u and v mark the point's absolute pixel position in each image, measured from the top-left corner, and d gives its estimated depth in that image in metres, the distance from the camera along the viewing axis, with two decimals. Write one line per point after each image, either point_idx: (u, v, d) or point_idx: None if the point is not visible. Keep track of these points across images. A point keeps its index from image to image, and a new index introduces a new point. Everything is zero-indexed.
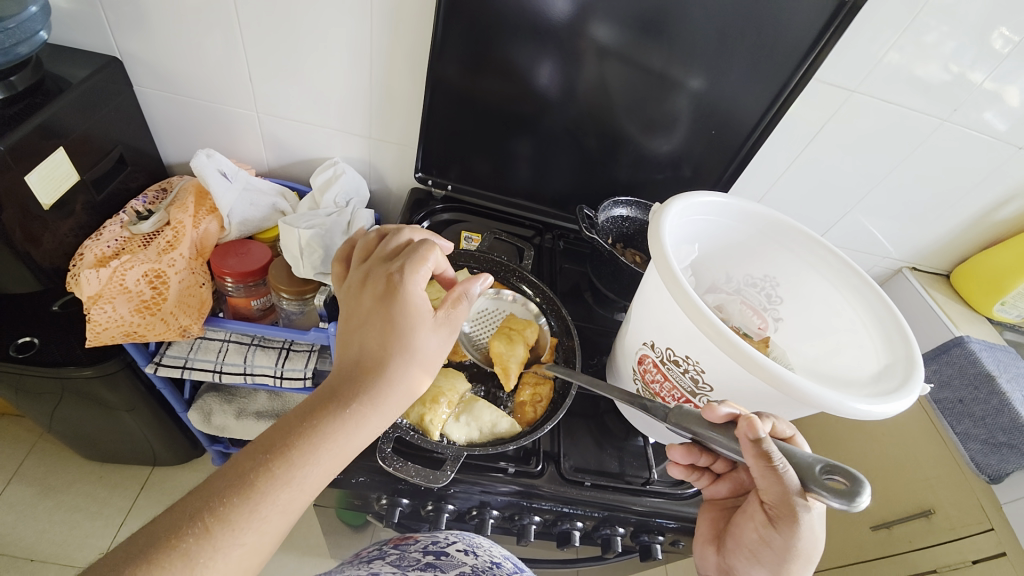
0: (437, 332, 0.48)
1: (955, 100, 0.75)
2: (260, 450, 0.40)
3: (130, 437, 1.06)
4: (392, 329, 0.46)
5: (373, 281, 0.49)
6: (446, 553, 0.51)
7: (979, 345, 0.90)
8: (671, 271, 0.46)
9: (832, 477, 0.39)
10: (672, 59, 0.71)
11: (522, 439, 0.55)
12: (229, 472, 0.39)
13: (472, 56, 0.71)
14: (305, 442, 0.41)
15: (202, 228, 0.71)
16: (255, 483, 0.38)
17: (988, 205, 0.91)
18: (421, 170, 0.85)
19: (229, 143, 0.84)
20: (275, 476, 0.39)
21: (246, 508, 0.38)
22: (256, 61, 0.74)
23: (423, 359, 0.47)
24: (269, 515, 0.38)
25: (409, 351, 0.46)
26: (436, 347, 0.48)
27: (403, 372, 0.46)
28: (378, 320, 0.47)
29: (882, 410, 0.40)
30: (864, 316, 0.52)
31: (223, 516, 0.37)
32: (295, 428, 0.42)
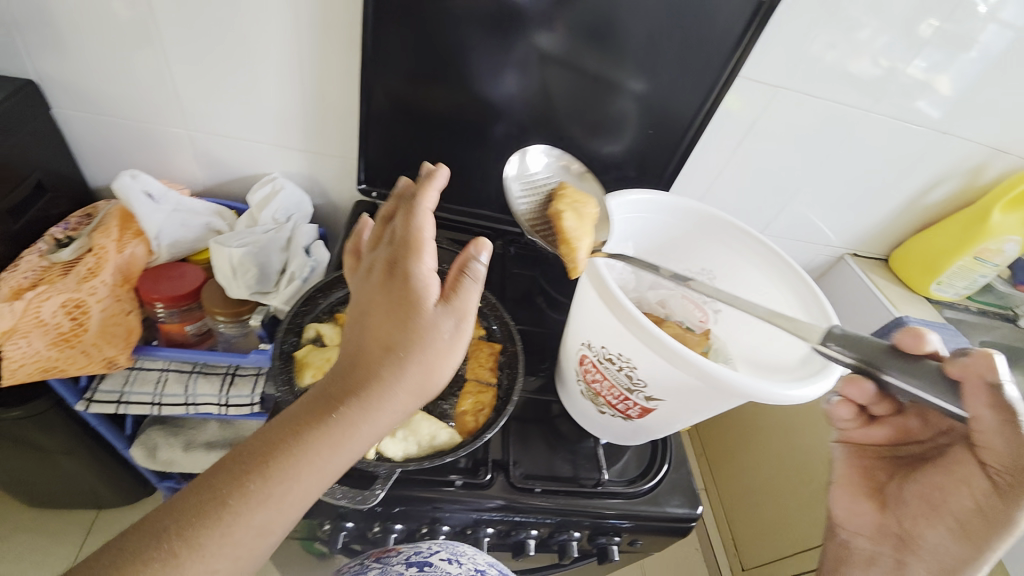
0: (434, 323, 0.42)
1: (879, 91, 0.79)
2: (237, 463, 0.39)
3: (69, 480, 1.00)
4: (388, 323, 0.42)
5: (372, 271, 0.45)
6: (428, 563, 0.51)
7: (918, 325, 0.94)
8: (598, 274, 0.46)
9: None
10: (608, 63, 0.73)
11: (459, 450, 0.54)
12: (204, 488, 0.38)
13: (410, 66, 0.70)
14: (283, 454, 0.39)
15: (127, 252, 0.67)
16: (228, 501, 0.37)
17: (920, 189, 0.95)
18: (364, 180, 0.83)
19: (160, 164, 0.81)
20: (248, 493, 0.38)
21: (219, 527, 0.36)
22: (182, 77, 0.71)
23: (419, 355, 0.41)
24: (244, 535, 0.37)
25: (402, 349, 0.41)
26: (434, 341, 0.42)
27: (394, 373, 0.41)
28: (375, 315, 0.43)
29: (804, 394, 0.41)
30: (795, 304, 0.53)
31: (193, 539, 0.36)
32: (277, 437, 0.40)
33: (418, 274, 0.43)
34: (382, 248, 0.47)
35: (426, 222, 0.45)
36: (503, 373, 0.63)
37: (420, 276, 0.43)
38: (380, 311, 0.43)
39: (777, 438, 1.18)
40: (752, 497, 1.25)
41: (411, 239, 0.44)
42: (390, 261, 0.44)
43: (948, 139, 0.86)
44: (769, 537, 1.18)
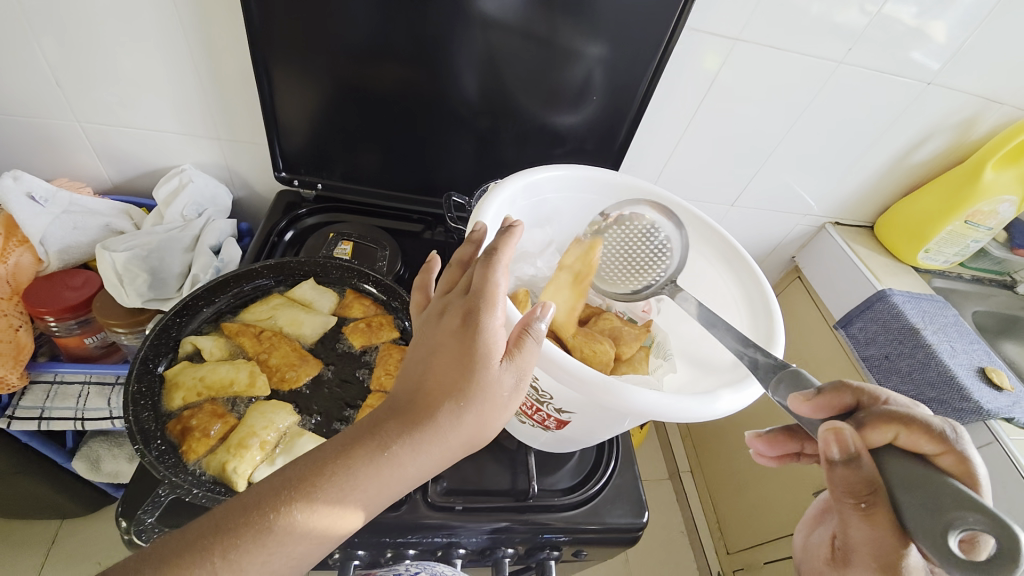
0: (493, 381, 0.34)
1: (855, 38, 0.69)
2: (283, 481, 0.32)
3: (19, 495, 0.96)
4: (456, 364, 0.34)
5: (445, 311, 0.36)
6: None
7: (903, 298, 0.86)
8: None
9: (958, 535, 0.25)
10: (552, 23, 0.63)
11: None
12: (245, 511, 0.31)
13: (317, 39, 0.62)
14: (329, 486, 0.32)
15: (11, 262, 0.62)
16: (269, 524, 0.31)
17: (905, 147, 0.86)
18: (283, 169, 0.76)
19: (58, 160, 0.74)
20: (290, 519, 0.31)
21: (255, 554, 0.30)
22: (59, 63, 0.63)
23: (474, 411, 0.34)
24: (279, 562, 0.31)
25: (458, 399, 0.34)
26: (493, 398, 0.34)
27: (450, 422, 0.34)
28: (440, 354, 0.35)
29: (713, 409, 0.35)
30: (736, 289, 0.48)
31: (234, 561, 0.30)
32: (330, 459, 0.33)
33: (489, 329, 0.34)
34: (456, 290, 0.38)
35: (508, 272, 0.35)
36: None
37: (490, 332, 0.34)
38: (446, 354, 0.35)
39: (762, 420, 1.12)
40: (738, 481, 1.20)
41: (490, 289, 0.35)
42: (466, 304, 0.36)
43: (935, 90, 0.77)
44: (755, 522, 1.14)
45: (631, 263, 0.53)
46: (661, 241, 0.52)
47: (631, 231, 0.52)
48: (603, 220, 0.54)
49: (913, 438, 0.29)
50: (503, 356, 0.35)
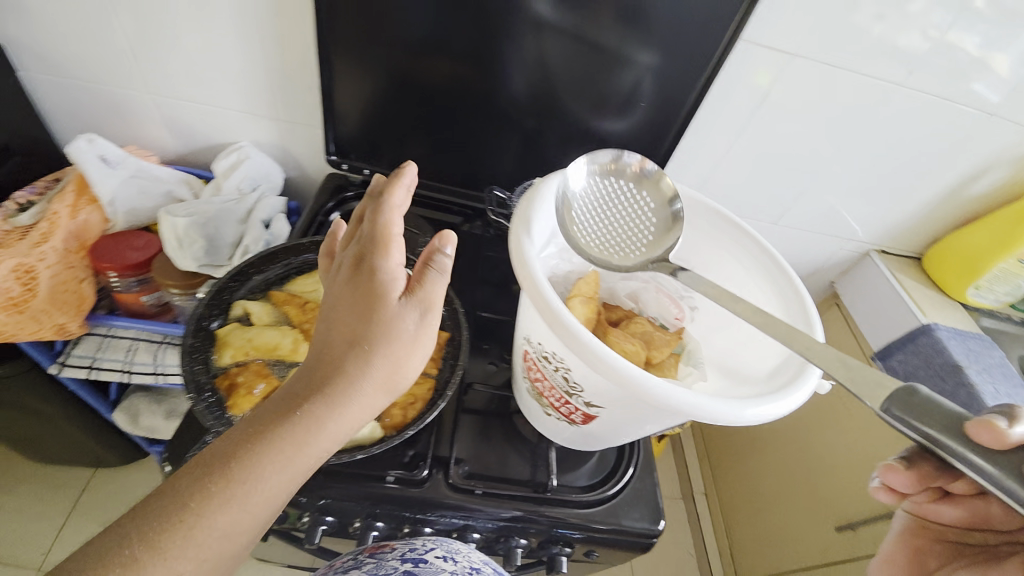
0: (398, 315, 0.40)
1: (917, 64, 0.68)
2: (202, 465, 0.36)
3: (64, 440, 1.03)
4: (358, 314, 0.40)
5: (340, 267, 0.44)
6: (424, 560, 0.50)
7: (947, 334, 0.83)
8: (536, 279, 0.40)
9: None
10: (601, 26, 0.64)
11: (373, 448, 0.47)
12: (164, 493, 0.35)
13: (378, 31, 0.65)
14: (250, 451, 0.36)
15: (81, 219, 0.65)
16: (189, 502, 0.34)
17: (960, 179, 0.83)
18: (334, 151, 0.79)
19: (131, 130, 0.78)
20: (212, 494, 0.34)
21: (179, 534, 0.33)
22: (141, 37, 0.67)
23: (384, 349, 0.40)
24: (208, 539, 0.34)
25: (367, 341, 0.39)
26: (398, 335, 0.40)
27: (361, 367, 0.39)
28: (341, 307, 0.41)
29: (753, 413, 0.35)
30: (775, 303, 0.46)
31: (155, 542, 0.33)
32: (245, 436, 0.37)
33: (385, 268, 0.42)
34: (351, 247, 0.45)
35: (399, 218, 0.42)
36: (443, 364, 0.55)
37: (387, 271, 0.41)
38: (346, 305, 0.41)
39: (784, 447, 1.10)
40: (754, 506, 1.17)
41: (376, 235, 0.42)
42: (358, 257, 0.43)
43: (999, 121, 0.74)
44: (767, 549, 1.11)
45: (621, 219, 0.52)
46: (652, 214, 0.52)
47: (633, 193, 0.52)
48: (620, 161, 0.51)
49: None
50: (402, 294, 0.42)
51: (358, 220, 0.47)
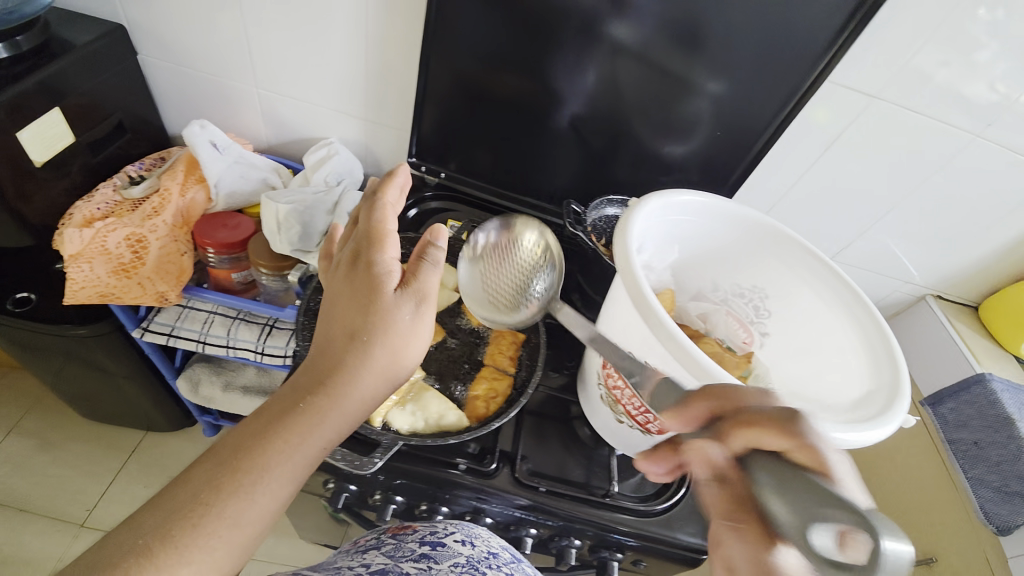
0: (392, 306, 0.44)
1: (991, 116, 0.69)
2: (214, 458, 0.39)
3: (124, 400, 1.08)
4: (356, 310, 0.44)
5: (339, 264, 0.49)
6: (442, 543, 0.50)
7: (1003, 385, 0.79)
8: (644, 293, 0.43)
9: (834, 544, 0.26)
10: (680, 57, 0.68)
11: (464, 434, 0.52)
12: (177, 486, 0.38)
13: (460, 41, 0.69)
14: (259, 442, 0.40)
15: (189, 197, 0.71)
16: (200, 494, 0.37)
17: (1022, 235, 0.83)
18: (414, 154, 0.83)
19: (230, 117, 0.84)
20: (220, 485, 0.38)
21: (188, 525, 0.36)
22: (258, 34, 0.73)
23: (382, 339, 0.43)
24: (216, 529, 0.37)
25: (366, 333, 0.43)
26: (395, 325, 0.44)
27: (361, 357, 0.43)
28: (340, 302, 0.46)
29: (855, 438, 0.37)
30: (855, 338, 0.47)
31: (167, 532, 0.35)
32: (252, 431, 0.41)
33: (381, 262, 0.46)
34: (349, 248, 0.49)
35: (389, 217, 0.48)
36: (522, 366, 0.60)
37: (382, 265, 0.46)
38: (345, 301, 0.46)
39: None
40: None
41: (369, 232, 0.47)
42: (354, 254, 0.48)
43: None
44: None
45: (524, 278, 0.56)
46: None
47: None
48: None
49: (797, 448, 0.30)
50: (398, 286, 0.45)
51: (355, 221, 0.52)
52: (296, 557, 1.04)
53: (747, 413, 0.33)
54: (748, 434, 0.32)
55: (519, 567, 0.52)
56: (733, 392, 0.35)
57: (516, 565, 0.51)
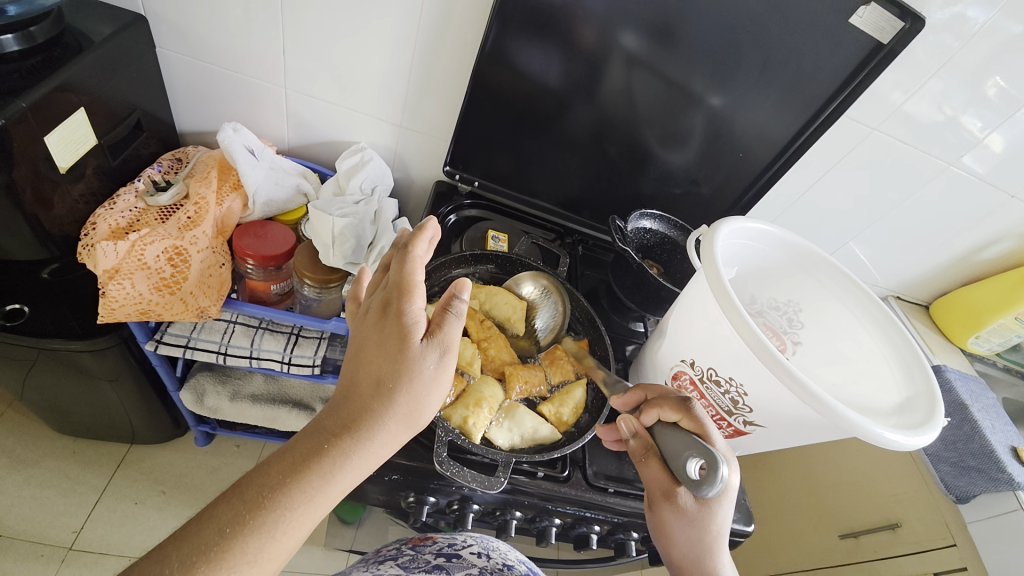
0: (419, 356, 0.43)
1: (949, 142, 0.79)
2: (238, 496, 0.38)
3: (109, 413, 0.98)
4: (383, 358, 0.43)
5: (368, 310, 0.46)
6: (457, 555, 0.51)
7: (954, 374, 0.94)
8: (740, 314, 0.46)
9: (692, 467, 0.46)
10: (698, 76, 0.73)
11: (565, 448, 0.59)
12: (199, 522, 0.36)
13: (488, 45, 0.69)
14: (279, 484, 0.38)
15: (225, 206, 0.69)
16: (224, 531, 0.36)
17: (975, 246, 0.96)
18: (449, 164, 0.83)
19: (250, 117, 0.81)
20: (245, 523, 0.37)
21: (210, 560, 0.35)
22: (292, 34, 0.70)
23: (407, 388, 0.42)
24: (236, 566, 0.36)
25: (392, 381, 0.42)
26: (419, 374, 0.43)
27: (386, 405, 0.42)
28: (366, 348, 0.44)
29: (912, 442, 0.44)
30: (887, 349, 0.55)
31: (190, 567, 0.35)
32: (274, 470, 0.39)
33: (409, 312, 0.44)
34: (379, 289, 0.47)
35: (419, 267, 0.45)
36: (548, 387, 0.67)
37: (410, 315, 0.44)
38: (373, 347, 0.44)
39: None
40: None
41: (402, 281, 0.45)
42: (384, 302, 0.45)
43: (1016, 202, 0.87)
44: (764, 557, 1.14)
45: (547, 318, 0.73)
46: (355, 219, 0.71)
47: (334, 199, 0.74)
48: (300, 196, 0.75)
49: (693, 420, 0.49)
50: (426, 336, 0.44)
51: (386, 266, 0.49)
52: (307, 567, 1.02)
53: (654, 398, 0.52)
54: (656, 412, 0.52)
55: None
56: (654, 386, 0.55)
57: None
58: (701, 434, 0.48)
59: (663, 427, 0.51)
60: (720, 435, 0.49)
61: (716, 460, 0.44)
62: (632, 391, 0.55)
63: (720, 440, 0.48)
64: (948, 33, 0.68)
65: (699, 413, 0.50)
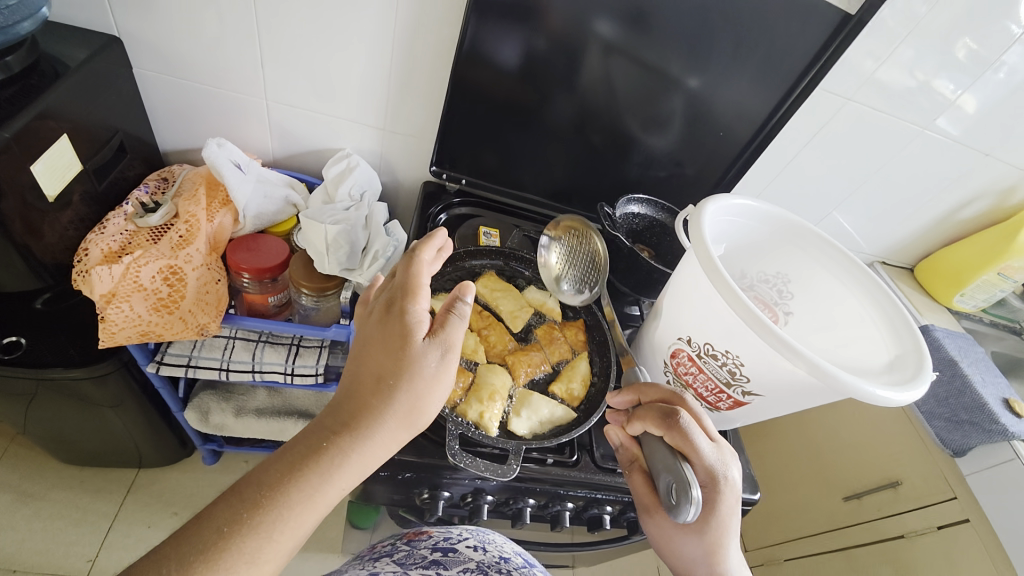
0: (421, 354, 0.44)
1: (921, 106, 0.81)
2: (237, 495, 0.39)
3: (114, 439, 0.98)
4: (384, 357, 0.44)
5: (372, 311, 0.47)
6: (454, 549, 0.52)
7: (942, 332, 0.96)
8: (731, 288, 0.48)
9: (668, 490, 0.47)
10: (673, 59, 0.74)
11: (578, 430, 0.60)
12: (198, 522, 0.37)
13: (465, 42, 0.69)
14: (279, 482, 0.39)
15: (216, 222, 0.69)
16: (222, 530, 0.37)
17: (954, 206, 0.99)
18: (435, 164, 0.84)
19: (232, 131, 0.81)
20: (242, 522, 0.37)
21: (208, 560, 0.36)
22: (269, 45, 0.70)
23: (407, 385, 0.43)
24: (233, 566, 0.36)
25: (392, 379, 0.43)
26: (420, 372, 0.44)
27: (386, 403, 0.43)
28: (370, 347, 0.45)
29: (904, 397, 0.45)
30: (874, 311, 0.57)
31: (187, 565, 0.35)
32: (276, 467, 0.41)
33: (412, 312, 0.45)
34: (384, 289, 0.48)
35: (425, 269, 0.46)
36: (553, 368, 0.68)
37: (414, 315, 0.45)
38: (376, 346, 0.45)
39: None
40: None
41: (408, 283, 0.46)
42: (388, 302, 0.46)
43: (991, 160, 0.90)
44: (773, 526, 1.17)
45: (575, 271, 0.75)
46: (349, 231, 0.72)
47: (324, 209, 0.74)
48: (292, 206, 0.75)
49: (674, 437, 0.48)
50: (428, 334, 0.45)
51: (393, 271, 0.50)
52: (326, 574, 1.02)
53: (640, 410, 0.52)
54: (640, 424, 0.52)
55: (532, 569, 0.54)
56: (647, 389, 0.54)
57: (529, 569, 0.53)
58: (684, 449, 0.48)
59: (649, 439, 0.51)
60: (710, 445, 0.48)
61: (687, 485, 0.45)
62: (624, 395, 0.56)
63: (707, 451, 0.47)
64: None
65: (683, 428, 0.48)
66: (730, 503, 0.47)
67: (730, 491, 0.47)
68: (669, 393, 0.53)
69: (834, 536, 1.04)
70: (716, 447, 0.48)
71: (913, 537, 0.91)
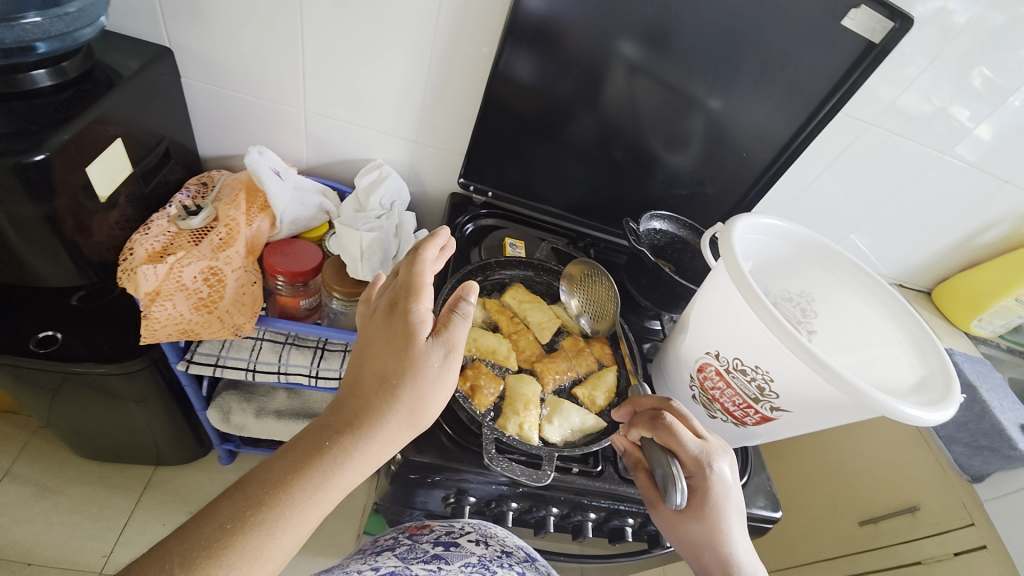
0: (425, 353, 0.45)
1: (941, 133, 0.83)
2: (241, 493, 0.39)
3: (135, 436, 0.99)
4: (388, 356, 0.45)
5: (375, 311, 0.49)
6: (455, 544, 0.53)
7: (961, 357, 0.96)
8: (763, 304, 0.49)
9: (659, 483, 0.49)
10: (698, 81, 0.76)
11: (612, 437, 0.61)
12: (200, 519, 0.38)
13: (499, 60, 0.72)
14: (281, 480, 0.40)
15: (254, 226, 0.71)
16: (225, 527, 0.37)
17: (972, 231, 0.99)
18: (463, 175, 0.86)
19: (270, 139, 0.83)
20: (246, 519, 0.38)
21: (211, 556, 0.36)
22: (312, 58, 0.73)
23: (411, 384, 0.45)
24: (236, 563, 0.37)
25: (397, 378, 0.45)
26: (424, 371, 0.45)
27: (390, 402, 0.44)
28: (375, 346, 0.46)
29: (935, 417, 0.46)
30: (900, 332, 0.57)
31: (191, 564, 0.36)
32: (279, 466, 0.41)
33: (415, 312, 0.47)
34: (387, 290, 0.50)
35: (429, 269, 0.48)
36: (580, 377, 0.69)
37: (417, 314, 0.46)
38: (380, 345, 0.46)
39: None
40: None
41: (410, 282, 0.47)
42: (392, 302, 0.48)
43: (1010, 187, 0.91)
44: (786, 548, 1.15)
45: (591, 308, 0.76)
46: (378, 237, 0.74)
47: (354, 216, 0.76)
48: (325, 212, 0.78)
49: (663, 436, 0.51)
50: (432, 333, 0.47)
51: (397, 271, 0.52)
52: None
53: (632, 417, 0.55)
54: (634, 430, 0.54)
55: (534, 564, 0.55)
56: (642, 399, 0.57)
57: (531, 563, 0.54)
58: (673, 447, 0.50)
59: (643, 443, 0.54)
60: (697, 441, 0.51)
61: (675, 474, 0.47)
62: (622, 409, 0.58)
63: (693, 446, 0.50)
64: (932, 30, 0.72)
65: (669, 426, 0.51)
66: (720, 492, 0.50)
67: (718, 483, 0.50)
68: (659, 401, 0.56)
69: (849, 560, 1.02)
70: (702, 443, 0.51)
71: (931, 564, 0.90)
